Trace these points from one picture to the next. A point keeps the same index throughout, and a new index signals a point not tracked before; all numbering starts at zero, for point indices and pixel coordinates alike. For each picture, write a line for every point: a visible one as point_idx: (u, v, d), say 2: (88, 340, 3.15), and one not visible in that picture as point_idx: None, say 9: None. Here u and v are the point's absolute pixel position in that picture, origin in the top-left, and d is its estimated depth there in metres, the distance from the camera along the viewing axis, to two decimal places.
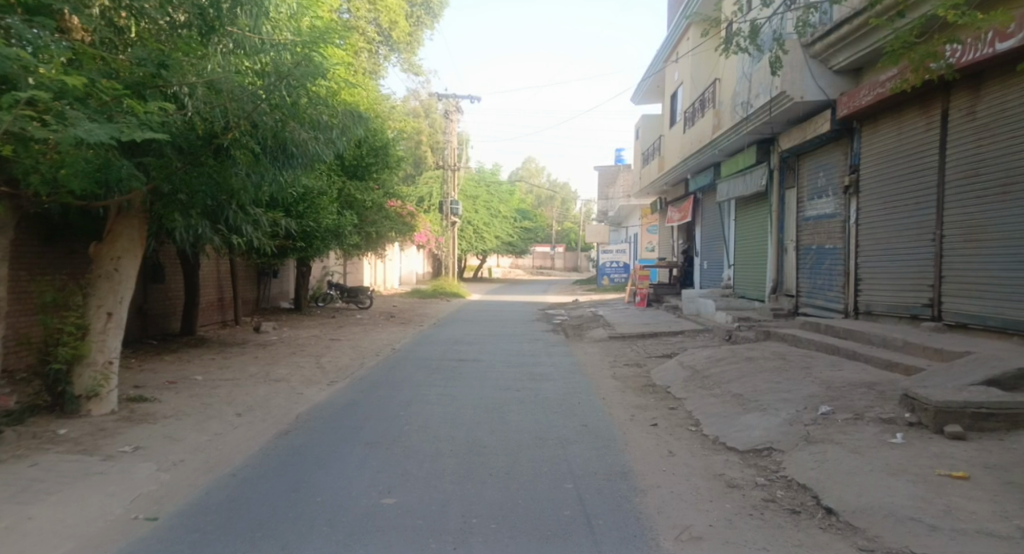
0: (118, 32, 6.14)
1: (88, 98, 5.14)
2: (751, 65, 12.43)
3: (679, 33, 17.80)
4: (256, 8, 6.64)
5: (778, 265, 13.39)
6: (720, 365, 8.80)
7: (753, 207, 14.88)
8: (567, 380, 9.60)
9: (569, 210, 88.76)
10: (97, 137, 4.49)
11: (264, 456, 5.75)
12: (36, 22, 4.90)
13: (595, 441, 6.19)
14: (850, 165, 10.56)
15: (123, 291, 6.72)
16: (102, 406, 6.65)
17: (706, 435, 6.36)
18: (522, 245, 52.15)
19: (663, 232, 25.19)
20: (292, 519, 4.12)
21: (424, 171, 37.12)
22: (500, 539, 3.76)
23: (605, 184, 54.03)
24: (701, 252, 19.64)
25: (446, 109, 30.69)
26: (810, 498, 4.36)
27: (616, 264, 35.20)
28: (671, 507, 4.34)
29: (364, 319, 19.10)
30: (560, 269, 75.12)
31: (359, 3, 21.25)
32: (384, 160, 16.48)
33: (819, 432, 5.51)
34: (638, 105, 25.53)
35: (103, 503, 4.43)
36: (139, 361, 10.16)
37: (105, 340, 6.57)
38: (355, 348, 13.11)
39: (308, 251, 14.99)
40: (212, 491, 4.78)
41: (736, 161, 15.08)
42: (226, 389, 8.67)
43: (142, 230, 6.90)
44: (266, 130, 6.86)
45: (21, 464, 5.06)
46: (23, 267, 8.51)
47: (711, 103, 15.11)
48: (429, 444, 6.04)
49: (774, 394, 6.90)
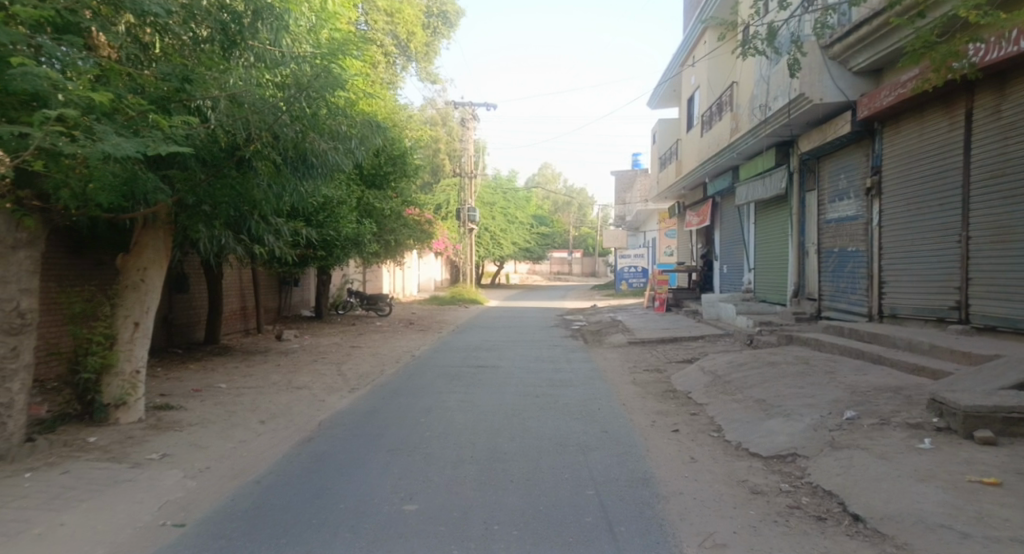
0: (144, 48, 6.29)
1: (115, 113, 5.29)
2: (769, 67, 12.34)
3: (695, 37, 17.72)
4: (277, 21, 6.76)
5: (800, 267, 13.24)
6: (741, 370, 8.72)
7: (774, 210, 14.72)
8: (588, 386, 9.57)
9: (585, 216, 88.79)
10: (124, 151, 4.59)
11: (288, 463, 5.82)
12: (65, 40, 5.07)
13: (617, 447, 6.15)
14: (872, 167, 10.42)
15: (149, 301, 6.83)
16: (130, 415, 6.78)
17: (729, 440, 6.30)
18: (539, 251, 52.06)
19: (681, 237, 25.03)
20: (316, 525, 4.16)
21: (441, 179, 37.31)
22: (522, 545, 3.77)
23: (622, 188, 53.79)
24: (720, 256, 19.48)
25: (463, 117, 30.84)
26: (836, 504, 4.31)
27: (634, 269, 34.83)
28: (695, 513, 4.32)
29: (383, 326, 19.20)
30: (578, 274, 75.08)
31: (377, 16, 21.48)
32: (402, 169, 16.58)
33: (844, 437, 5.44)
34: (655, 109, 25.42)
35: (132, 510, 4.51)
36: (165, 371, 10.31)
37: (133, 349, 6.71)
38: (375, 355, 13.17)
39: (328, 260, 15.16)
40: (238, 497, 4.86)
41: (755, 164, 14.96)
42: (249, 397, 8.77)
43: (166, 242, 7.01)
44: (288, 141, 6.89)
45: (53, 471, 5.17)
46: (54, 280, 8.73)
47: (729, 106, 15.06)
48: (450, 451, 6.05)
49: (797, 399, 6.81)
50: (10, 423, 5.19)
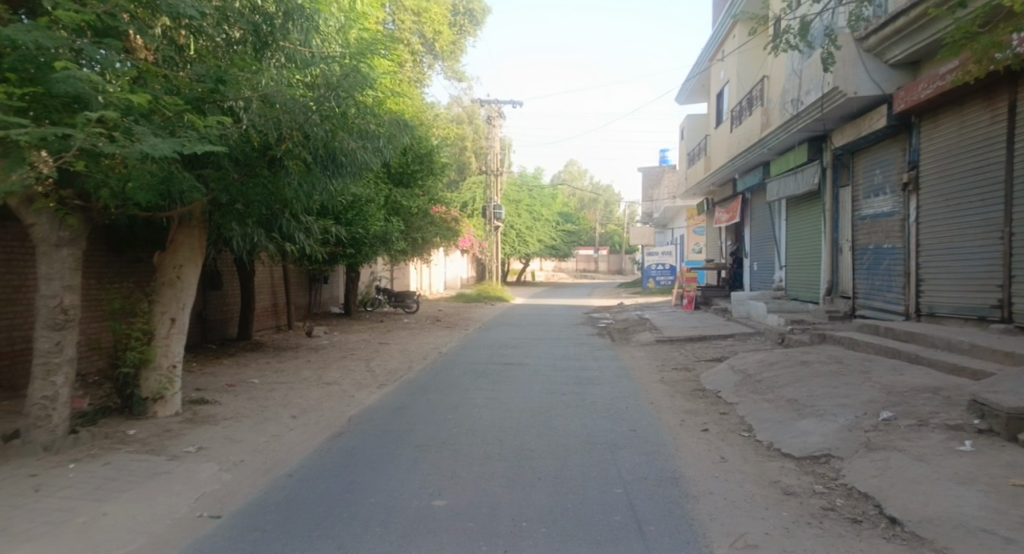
0: (179, 50, 6.41)
1: (153, 114, 5.42)
2: (801, 60, 12.12)
3: (725, 31, 17.51)
4: (307, 22, 6.86)
5: (833, 265, 12.98)
6: (772, 369, 8.60)
7: (806, 206, 14.44)
8: (615, 384, 9.52)
9: (611, 213, 88.36)
10: (161, 151, 4.70)
11: (319, 458, 5.90)
12: (104, 43, 5.20)
13: (645, 446, 6.12)
14: (909, 162, 10.17)
15: (185, 298, 6.98)
16: (168, 408, 6.96)
17: (760, 440, 6.21)
18: (565, 249, 51.90)
19: (710, 234, 24.71)
20: (347, 519, 4.21)
21: (467, 178, 37.45)
22: (551, 543, 3.76)
23: (649, 185, 53.34)
24: (750, 253, 19.18)
25: (488, 116, 30.96)
26: (872, 506, 4.23)
27: (661, 267, 34.55)
28: (726, 514, 4.27)
29: (410, 324, 19.35)
30: (605, 272, 74.74)
31: (405, 15, 21.61)
32: (429, 167, 16.67)
33: (880, 438, 5.33)
34: (683, 104, 25.14)
35: (171, 502, 4.62)
36: (200, 366, 10.54)
37: (169, 345, 6.87)
38: (403, 352, 13.29)
39: (357, 257, 15.34)
40: (271, 490, 4.95)
41: (786, 159, 14.70)
42: (281, 392, 8.92)
43: (201, 240, 7.15)
44: (318, 140, 6.98)
45: (95, 462, 5.33)
46: (93, 277, 8.98)
47: (760, 100, 14.82)
48: (477, 448, 6.07)
49: (831, 399, 6.69)
50: (54, 415, 5.38)
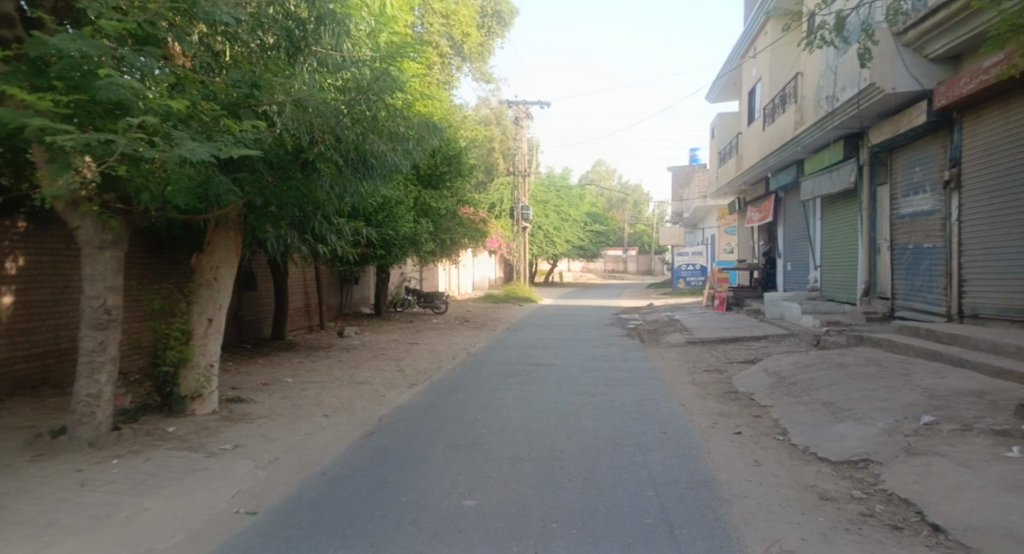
0: (215, 56, 6.56)
1: (191, 119, 5.55)
2: (837, 56, 11.87)
3: (757, 28, 17.24)
4: (338, 26, 6.96)
5: (870, 265, 12.68)
6: (807, 371, 8.44)
7: (842, 205, 14.14)
8: (645, 386, 9.45)
9: (640, 214, 87.69)
10: (198, 155, 4.81)
11: (351, 456, 5.97)
12: (145, 50, 5.35)
13: (676, 449, 6.06)
14: (951, 158, 9.89)
15: (222, 299, 7.13)
16: (205, 406, 7.12)
17: (796, 444, 6.10)
18: (594, 249, 51.67)
19: (742, 234, 24.34)
20: (379, 517, 4.26)
21: (495, 178, 37.53)
22: (582, 544, 3.76)
23: (679, 185, 52.77)
24: (784, 253, 18.84)
25: (516, 116, 31.00)
26: (914, 513, 4.12)
27: (692, 267, 34.16)
28: (760, 518, 4.20)
29: (439, 324, 19.47)
30: (634, 273, 74.18)
31: (433, 18, 21.76)
32: (458, 168, 16.75)
33: (921, 443, 5.19)
34: (713, 102, 24.83)
35: (209, 498, 4.73)
36: (235, 365, 10.76)
37: (206, 344, 7.04)
38: (432, 352, 13.37)
39: (387, 258, 15.50)
40: (305, 488, 5.03)
41: (821, 157, 14.41)
42: (314, 391, 9.06)
43: (237, 241, 7.30)
44: (349, 143, 7.06)
45: (137, 458, 5.48)
46: (134, 278, 9.23)
47: (794, 98, 14.56)
48: (508, 448, 6.08)
49: (869, 402, 6.53)
50: (98, 412, 5.56)
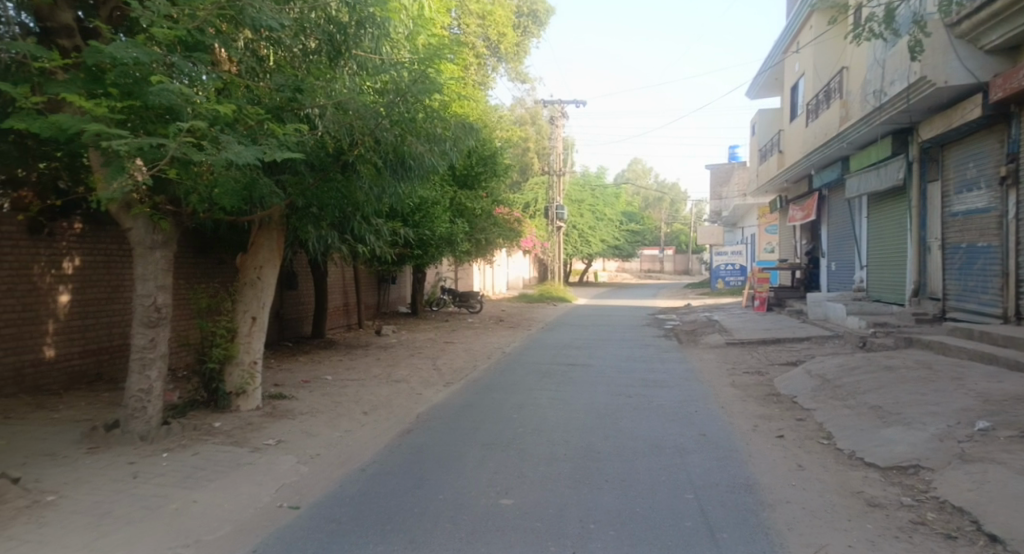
0: (260, 61, 6.72)
1: (237, 124, 5.71)
2: (885, 50, 11.51)
3: (801, 21, 16.84)
4: (378, 30, 7.05)
5: (920, 265, 12.27)
6: (853, 374, 8.21)
7: (889, 203, 13.70)
8: (684, 387, 9.32)
9: (677, 213, 86.61)
10: (244, 158, 4.93)
11: (390, 453, 6.04)
12: (194, 57, 5.51)
13: (716, 451, 5.96)
14: (1007, 154, 9.50)
15: (265, 298, 7.30)
16: (250, 402, 7.31)
17: (841, 449, 5.94)
18: (629, 249, 51.30)
19: (784, 233, 23.80)
20: (417, 514, 4.30)
21: (530, 178, 37.53)
22: (620, 546, 3.73)
23: (717, 183, 51.91)
24: (828, 252, 18.37)
25: (552, 116, 30.94)
26: (968, 522, 3.97)
27: (731, 267, 33.56)
28: (804, 524, 4.10)
29: (474, 323, 19.56)
30: (671, 272, 73.32)
31: (470, 19, 21.88)
32: (493, 168, 16.79)
33: (975, 450, 5.00)
34: (754, 99, 24.34)
35: (254, 492, 4.85)
36: (278, 362, 11.01)
37: (251, 342, 7.22)
38: (468, 351, 13.45)
39: (424, 258, 15.66)
40: (346, 483, 5.12)
41: (867, 154, 14.00)
42: (353, 389, 9.21)
43: (279, 242, 7.45)
44: (388, 145, 7.09)
45: (186, 452, 5.65)
46: (183, 277, 9.52)
47: (839, 93, 14.19)
48: (544, 448, 6.08)
49: (920, 406, 6.32)
50: (149, 407, 5.75)
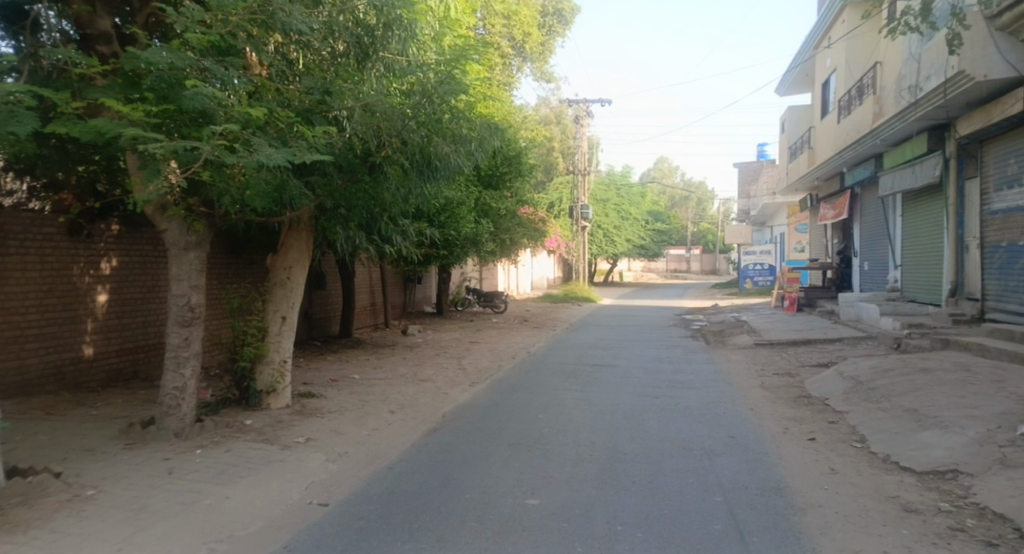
0: (290, 64, 6.80)
1: (268, 126, 5.79)
2: (921, 44, 11.23)
3: (833, 16, 16.50)
4: (405, 32, 7.09)
5: (957, 264, 11.95)
6: (887, 376, 8.03)
7: (925, 201, 13.37)
8: (712, 389, 9.21)
9: (704, 212, 85.65)
10: (275, 160, 5.00)
11: (417, 452, 6.08)
12: (227, 62, 5.61)
13: (746, 454, 5.88)
14: None
15: (295, 298, 7.40)
16: (279, 401, 7.42)
17: (875, 452, 5.82)
18: (655, 248, 50.86)
19: (814, 232, 23.38)
20: (444, 513, 4.32)
21: (555, 178, 37.45)
22: (648, 548, 3.70)
23: (745, 182, 51.20)
24: (860, 252, 17.99)
25: (577, 115, 30.81)
26: (1010, 529, 3.86)
27: (759, 266, 33.09)
28: (837, 528, 4.03)
29: (499, 323, 19.59)
30: (698, 272, 72.58)
31: (495, 19, 21.90)
32: (518, 168, 16.79)
33: (1017, 455, 4.85)
34: (783, 95, 23.94)
35: (285, 488, 4.92)
36: (307, 361, 11.16)
37: (281, 341, 7.32)
38: (493, 351, 13.47)
39: (449, 258, 15.74)
40: (374, 482, 5.16)
41: (902, 151, 13.68)
42: (381, 388, 9.29)
43: (308, 242, 7.54)
44: (415, 146, 7.14)
45: (218, 449, 5.76)
46: (215, 277, 9.70)
47: (872, 89, 13.89)
48: (571, 449, 6.06)
49: (958, 410, 6.16)
50: (183, 404, 5.87)
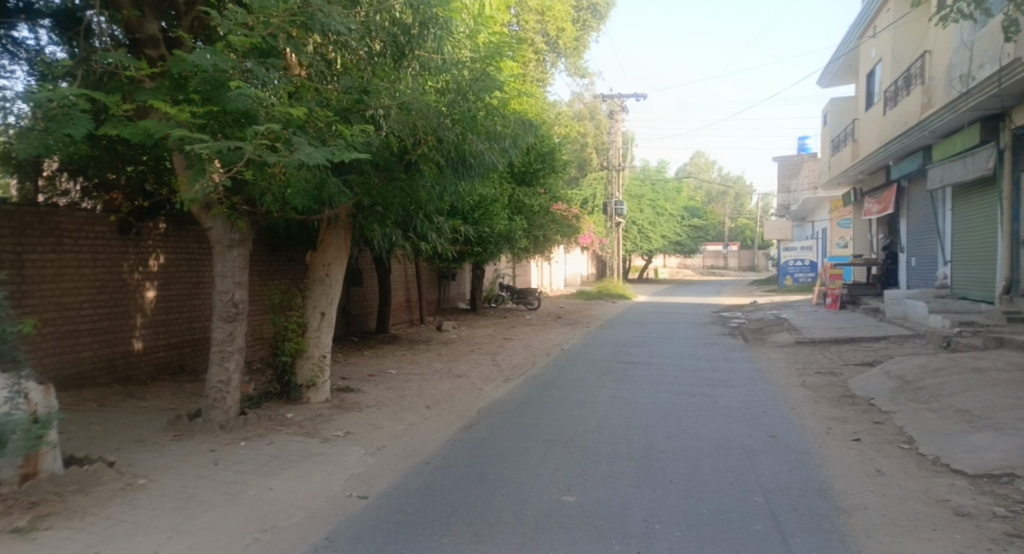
0: (328, 65, 6.90)
1: (308, 126, 5.89)
2: (974, 30, 10.78)
3: (879, 4, 15.97)
4: (441, 30, 7.11)
5: (1011, 260, 11.49)
6: (936, 376, 7.77)
7: (977, 194, 12.87)
8: (750, 387, 9.06)
9: (742, 207, 84.12)
10: (315, 159, 5.06)
11: (453, 447, 6.13)
12: (268, 63, 5.72)
13: (786, 453, 5.77)
14: None
15: (333, 294, 7.52)
16: (319, 395, 7.56)
17: (923, 454, 5.64)
18: (692, 244, 50.17)
19: (858, 227, 22.74)
20: (480, 508, 4.34)
21: (589, 174, 37.25)
22: (687, 547, 3.65)
23: (784, 176, 50.13)
24: (907, 247, 17.42)
25: (611, 110, 30.56)
26: None
27: (800, 263, 32.40)
28: (884, 531, 3.92)
29: (533, 320, 19.60)
30: (735, 268, 71.42)
31: (529, 15, 21.86)
32: (552, 165, 16.75)
33: None
34: (825, 87, 23.31)
35: (325, 481, 5.01)
36: (344, 357, 11.34)
37: (320, 336, 7.45)
38: (527, 348, 13.49)
39: (483, 255, 15.80)
40: (412, 476, 5.22)
41: (952, 143, 13.19)
42: (417, 383, 9.39)
43: (346, 239, 7.65)
44: (450, 144, 7.15)
45: (261, 441, 5.89)
46: (256, 273, 9.92)
47: (920, 78, 13.41)
48: (607, 446, 6.03)
49: (1012, 411, 5.93)
50: (228, 398, 6.03)
